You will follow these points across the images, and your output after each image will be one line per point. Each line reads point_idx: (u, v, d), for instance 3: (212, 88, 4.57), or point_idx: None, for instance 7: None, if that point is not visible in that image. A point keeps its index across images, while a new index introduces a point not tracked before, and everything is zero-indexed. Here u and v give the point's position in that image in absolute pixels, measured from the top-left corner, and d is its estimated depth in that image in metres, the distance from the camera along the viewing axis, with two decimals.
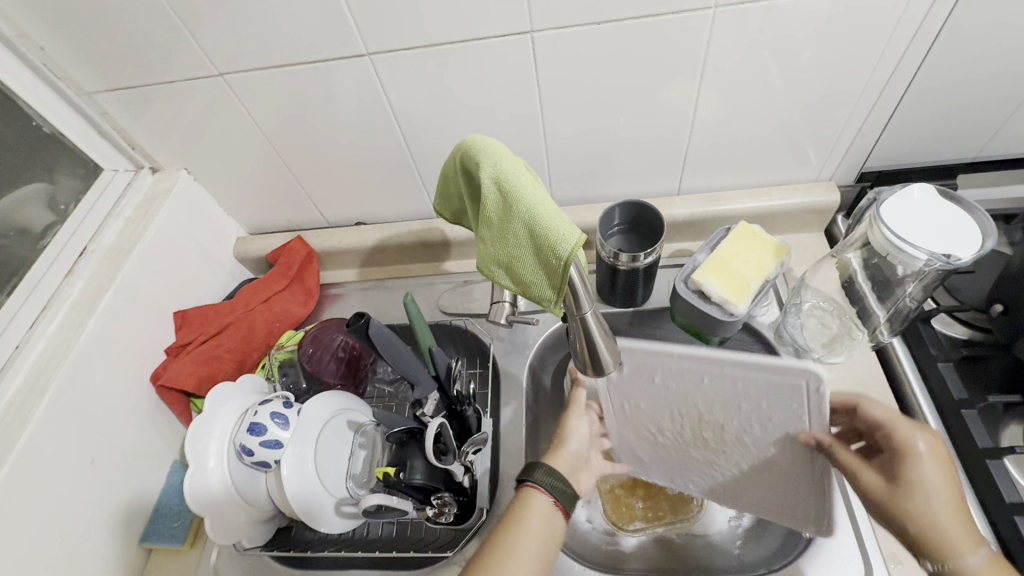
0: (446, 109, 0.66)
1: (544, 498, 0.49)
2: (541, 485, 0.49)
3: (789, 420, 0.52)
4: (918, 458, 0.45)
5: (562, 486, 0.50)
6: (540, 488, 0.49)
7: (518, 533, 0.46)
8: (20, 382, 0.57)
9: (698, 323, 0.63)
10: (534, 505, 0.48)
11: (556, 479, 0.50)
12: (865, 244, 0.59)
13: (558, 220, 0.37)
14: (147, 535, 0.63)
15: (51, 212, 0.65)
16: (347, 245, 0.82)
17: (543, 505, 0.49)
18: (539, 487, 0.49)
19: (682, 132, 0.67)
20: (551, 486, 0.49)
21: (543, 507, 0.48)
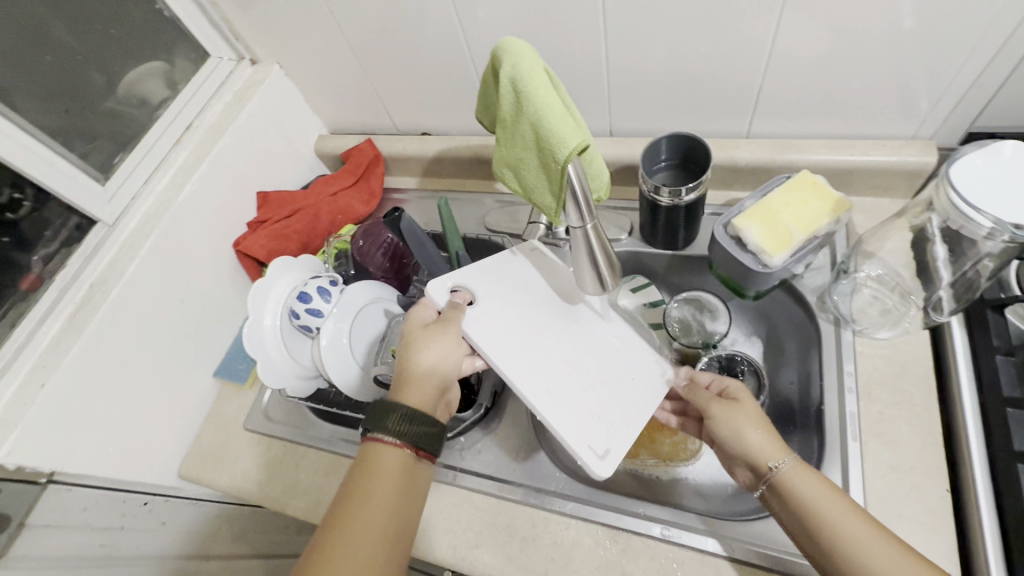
0: (509, 23, 0.65)
1: (391, 453, 0.48)
2: (388, 437, 0.48)
3: (607, 432, 0.52)
4: (741, 396, 0.51)
5: (420, 433, 0.48)
6: (387, 441, 0.48)
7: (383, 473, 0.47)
8: (134, 227, 0.68)
9: (735, 274, 0.61)
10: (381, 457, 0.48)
11: (407, 423, 0.48)
12: (928, 207, 0.54)
13: (563, 124, 0.38)
14: (220, 369, 0.77)
15: (168, 88, 0.76)
16: (409, 152, 0.86)
17: (390, 454, 0.48)
18: (387, 434, 0.48)
19: (759, 65, 0.61)
20: (399, 437, 0.48)
21: (395, 460, 0.48)
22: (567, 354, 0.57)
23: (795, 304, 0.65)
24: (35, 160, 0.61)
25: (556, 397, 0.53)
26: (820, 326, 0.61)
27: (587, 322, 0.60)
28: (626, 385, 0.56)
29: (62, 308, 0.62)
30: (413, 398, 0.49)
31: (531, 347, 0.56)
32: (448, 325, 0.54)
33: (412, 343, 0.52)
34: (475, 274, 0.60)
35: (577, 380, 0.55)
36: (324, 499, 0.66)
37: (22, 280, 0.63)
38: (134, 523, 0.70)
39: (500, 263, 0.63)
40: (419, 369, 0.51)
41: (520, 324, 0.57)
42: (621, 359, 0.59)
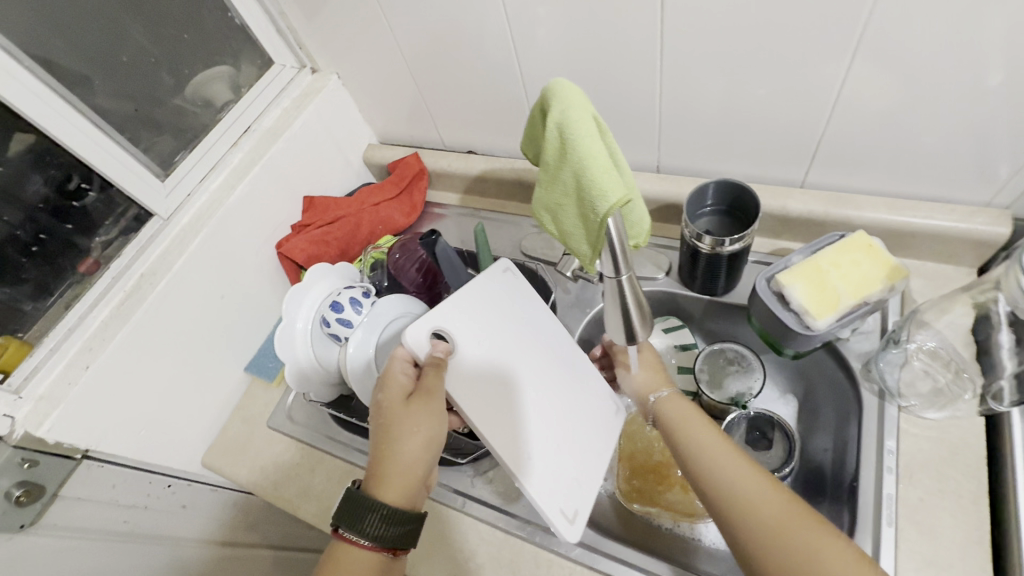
0: (565, 54, 0.64)
1: (365, 551, 0.47)
2: (364, 537, 0.46)
3: (577, 495, 0.52)
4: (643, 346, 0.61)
5: (398, 528, 0.47)
6: (361, 541, 0.46)
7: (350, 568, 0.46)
8: (186, 221, 0.71)
9: (774, 331, 0.58)
10: (354, 554, 0.47)
11: (387, 526, 0.47)
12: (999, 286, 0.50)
13: (604, 175, 0.37)
14: (250, 365, 0.80)
15: (232, 91, 0.79)
16: (454, 169, 0.87)
17: (363, 555, 0.47)
18: (363, 537, 0.46)
19: (821, 115, 0.58)
20: (377, 536, 0.47)
21: (373, 557, 0.47)
22: (548, 406, 0.54)
23: (838, 367, 0.61)
24: (105, 154, 0.64)
25: (536, 457, 0.51)
26: (862, 397, 0.58)
27: (563, 368, 0.57)
28: (590, 430, 0.56)
29: (112, 294, 0.65)
30: (393, 493, 0.48)
31: (508, 403, 0.52)
32: (424, 394, 0.50)
33: (392, 424, 0.50)
34: (455, 310, 0.54)
35: (552, 443, 0.53)
36: (334, 507, 0.67)
37: (80, 264, 0.67)
38: (156, 504, 0.73)
39: (484, 289, 0.56)
40: (399, 458, 0.49)
41: (498, 373, 0.53)
42: (589, 411, 0.57)
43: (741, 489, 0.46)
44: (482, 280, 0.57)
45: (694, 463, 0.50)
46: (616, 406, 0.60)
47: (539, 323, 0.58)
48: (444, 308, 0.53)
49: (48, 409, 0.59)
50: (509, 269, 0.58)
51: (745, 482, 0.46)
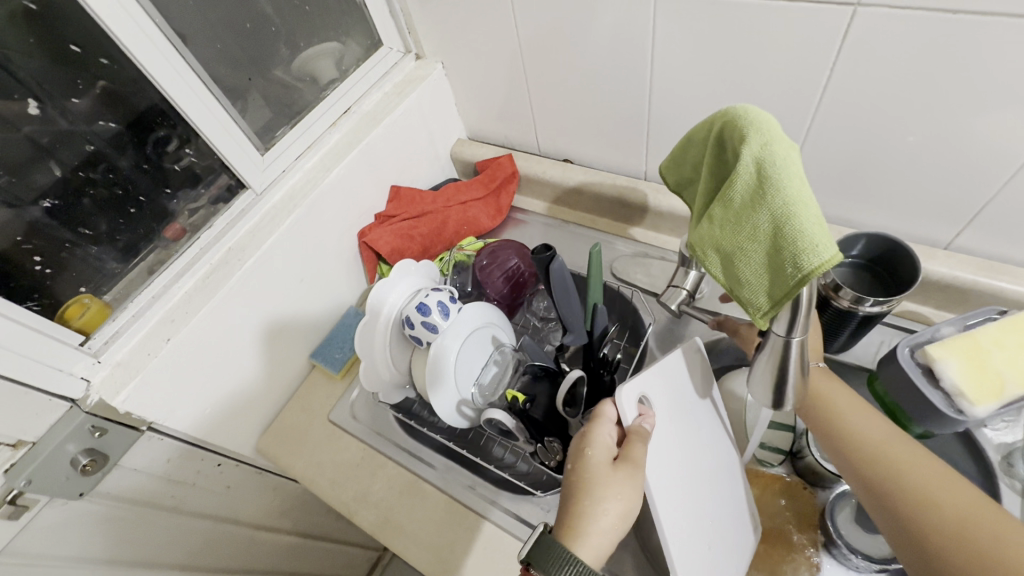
0: (707, 75, 0.60)
1: None
2: None
3: None
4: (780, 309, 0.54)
5: None
6: None
7: None
8: (278, 200, 0.69)
9: (906, 405, 0.52)
10: None
11: None
12: None
13: (816, 226, 0.32)
14: (316, 353, 0.77)
15: (336, 69, 0.76)
16: (547, 177, 0.83)
17: None
18: None
19: (994, 178, 0.52)
20: None
21: None
22: (708, 506, 0.51)
23: (968, 456, 0.56)
24: (214, 121, 0.61)
25: (693, 556, 0.47)
26: (1001, 492, 0.52)
27: (723, 474, 0.54)
28: (734, 541, 0.53)
29: (199, 266, 0.63)
30: (595, 555, 0.43)
31: (675, 491, 0.48)
32: (631, 463, 0.45)
33: (596, 481, 0.45)
34: (658, 377, 0.51)
35: (707, 549, 0.49)
36: (393, 518, 0.64)
37: (166, 229, 0.64)
38: (204, 482, 0.71)
39: (680, 370, 0.54)
40: (600, 518, 0.44)
41: (673, 457, 0.49)
42: (734, 524, 0.53)
43: (922, 482, 0.41)
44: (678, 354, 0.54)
45: (854, 454, 0.45)
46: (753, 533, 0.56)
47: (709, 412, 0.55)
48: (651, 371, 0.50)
49: (125, 378, 0.57)
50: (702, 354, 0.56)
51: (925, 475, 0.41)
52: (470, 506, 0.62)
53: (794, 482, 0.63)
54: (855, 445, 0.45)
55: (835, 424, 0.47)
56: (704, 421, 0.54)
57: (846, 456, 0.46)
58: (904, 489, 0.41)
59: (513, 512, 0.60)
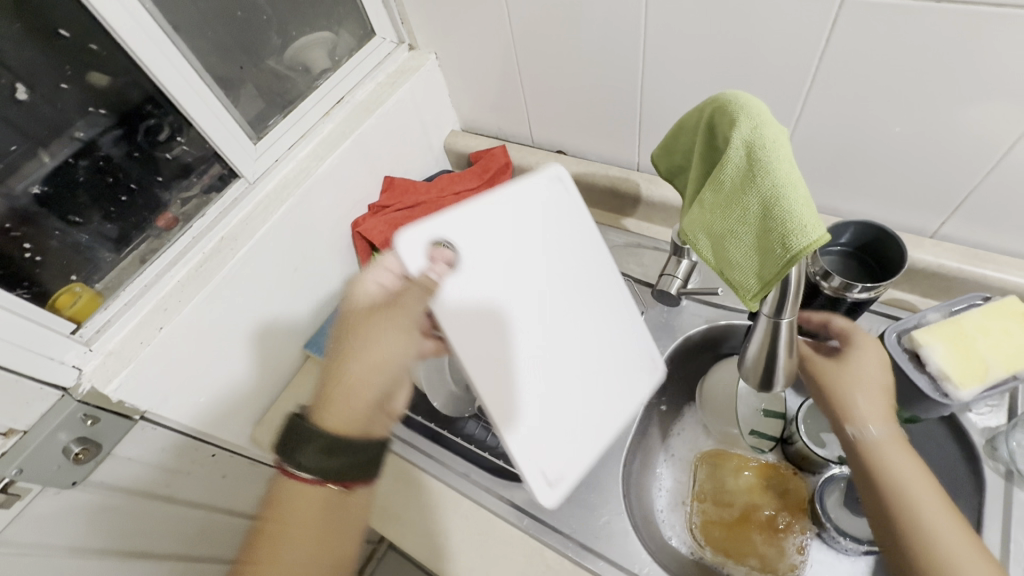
0: (698, 68, 0.60)
1: (309, 484, 0.48)
2: (305, 465, 0.48)
3: (569, 467, 0.52)
4: (870, 357, 0.52)
5: (338, 469, 0.48)
6: (304, 469, 0.48)
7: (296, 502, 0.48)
8: (271, 189, 0.69)
9: (894, 390, 0.53)
10: (299, 483, 0.49)
11: (327, 461, 0.48)
12: None
13: (804, 207, 0.32)
14: (311, 344, 0.78)
15: (329, 59, 0.76)
16: (540, 168, 0.83)
17: (307, 486, 0.49)
18: (302, 467, 0.48)
19: (979, 167, 0.53)
20: (319, 470, 0.48)
21: (318, 493, 0.49)
22: (545, 344, 0.51)
23: (952, 440, 0.57)
24: (206, 109, 0.61)
25: (520, 396, 0.49)
26: (984, 475, 0.53)
27: (586, 311, 0.55)
28: (617, 378, 0.57)
29: (191, 255, 0.63)
30: (345, 415, 0.49)
31: (495, 336, 0.48)
32: (393, 309, 0.48)
33: (362, 331, 0.49)
34: (458, 216, 0.47)
35: (528, 375, 0.50)
36: (385, 504, 0.63)
37: (158, 218, 0.64)
38: (197, 472, 0.71)
39: (505, 205, 0.50)
40: (349, 376, 0.49)
41: (496, 296, 0.48)
42: (602, 355, 0.56)
43: (958, 551, 0.41)
44: (506, 189, 0.50)
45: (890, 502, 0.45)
46: (654, 365, 0.61)
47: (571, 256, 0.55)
48: (443, 213, 0.46)
49: (117, 366, 0.57)
50: (558, 178, 0.54)
51: (960, 542, 0.41)
52: (465, 493, 0.62)
53: (784, 467, 0.64)
54: (899, 497, 0.45)
55: (878, 473, 0.46)
56: (558, 260, 0.53)
57: (880, 503, 0.46)
58: (922, 555, 0.42)
59: (505, 497, 0.60)
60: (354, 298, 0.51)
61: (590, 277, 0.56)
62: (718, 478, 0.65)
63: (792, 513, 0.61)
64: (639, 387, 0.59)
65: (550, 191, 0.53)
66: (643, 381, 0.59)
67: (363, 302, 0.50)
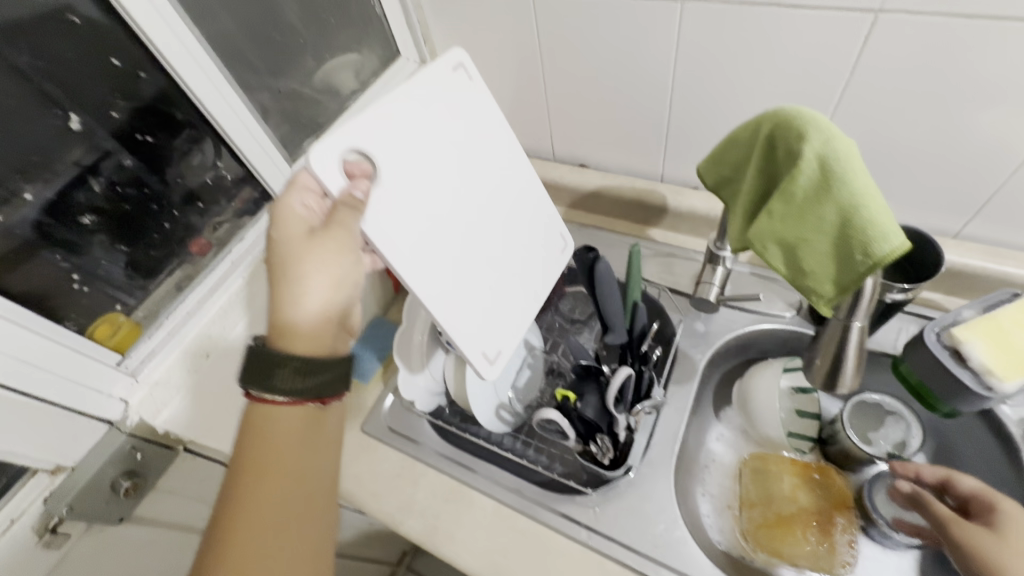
0: (726, 85, 0.63)
1: (278, 410, 0.42)
2: (275, 393, 0.42)
3: (501, 341, 0.53)
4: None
5: (312, 386, 0.43)
6: (273, 398, 0.42)
7: (260, 446, 0.42)
8: None
9: (934, 385, 0.55)
10: (269, 419, 0.42)
11: (300, 380, 0.42)
12: None
13: (884, 216, 0.34)
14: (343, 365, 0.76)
15: (356, 80, 0.77)
16: (565, 182, 0.84)
17: (284, 414, 0.43)
18: (277, 395, 0.42)
19: (1002, 171, 0.56)
20: (289, 393, 0.42)
21: (290, 416, 0.43)
22: (474, 242, 0.50)
23: (991, 433, 0.59)
24: (246, 133, 0.61)
25: (456, 293, 0.49)
26: None
27: (499, 199, 0.53)
28: (539, 264, 0.58)
29: (232, 281, 0.62)
30: (303, 334, 0.44)
31: (439, 236, 0.47)
32: (327, 230, 0.43)
33: (292, 254, 0.44)
34: (372, 122, 0.43)
35: (468, 272, 0.50)
36: (441, 525, 0.63)
37: (191, 244, 0.63)
38: None
39: (415, 99, 0.46)
40: (304, 300, 0.44)
41: (417, 198, 0.46)
42: (515, 240, 0.55)
43: None
44: (410, 85, 0.46)
45: None
46: (564, 243, 0.61)
47: (468, 137, 0.50)
48: (361, 119, 0.42)
49: (165, 397, 0.56)
50: (461, 65, 0.50)
51: None
52: (521, 510, 0.62)
53: (824, 465, 0.66)
54: None
55: None
56: (461, 140, 0.50)
57: None
58: None
59: (563, 512, 0.61)
60: (280, 226, 0.45)
61: (510, 174, 0.54)
62: (763, 481, 0.66)
63: (840, 512, 0.63)
64: (551, 268, 0.59)
65: (451, 78, 0.49)
66: (551, 263, 0.59)
67: (296, 231, 0.45)
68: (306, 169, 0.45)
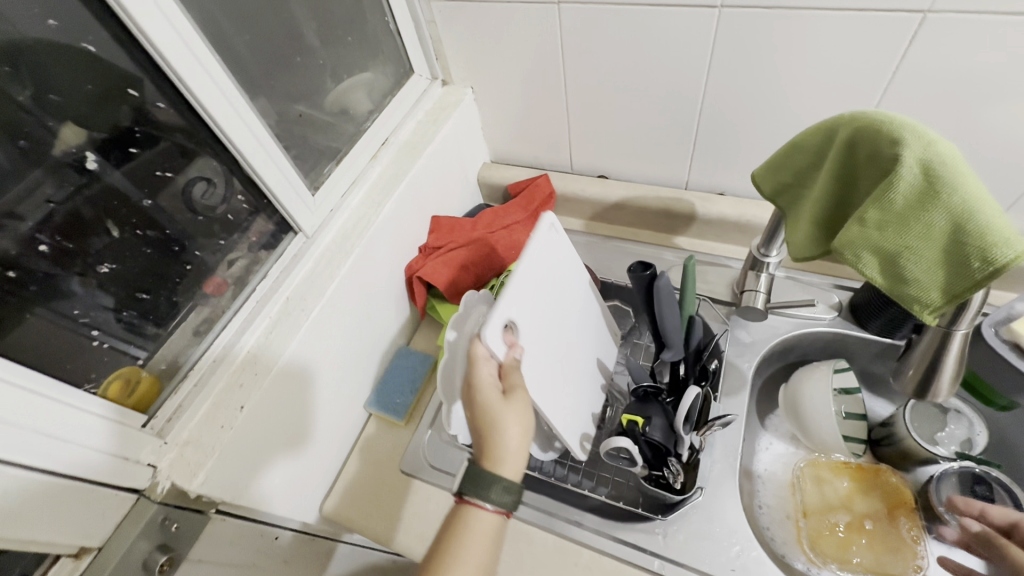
0: (761, 91, 0.62)
1: (485, 515, 0.44)
2: (487, 502, 0.43)
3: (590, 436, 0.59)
4: None
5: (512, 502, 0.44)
6: (484, 504, 0.43)
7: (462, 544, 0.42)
8: (330, 241, 0.64)
9: (997, 380, 0.58)
10: (476, 522, 0.43)
11: (508, 495, 0.43)
12: None
13: (1001, 220, 0.33)
14: (373, 401, 0.72)
15: (370, 100, 0.74)
16: (586, 194, 0.82)
17: (486, 519, 0.44)
18: (486, 504, 0.43)
19: None
20: (498, 505, 0.43)
21: (490, 523, 0.44)
22: (579, 357, 0.60)
23: None
24: (268, 162, 0.56)
25: (569, 406, 0.56)
26: None
27: (586, 314, 0.62)
28: (609, 354, 0.67)
29: (259, 322, 0.57)
30: (512, 469, 0.44)
31: (563, 361, 0.56)
32: (516, 392, 0.46)
33: (492, 418, 0.45)
34: (514, 296, 0.49)
35: (570, 386, 0.57)
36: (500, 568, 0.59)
37: (207, 284, 0.58)
38: None
39: (539, 261, 0.54)
40: (503, 433, 0.45)
41: (551, 342, 0.55)
42: (594, 343, 0.63)
43: None
44: (527, 256, 0.52)
45: None
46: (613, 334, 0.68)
47: (563, 272, 0.58)
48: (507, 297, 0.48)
49: (199, 459, 0.49)
50: (554, 225, 0.57)
51: None
52: (584, 542, 0.59)
53: (881, 466, 0.65)
54: None
55: None
56: (564, 281, 0.58)
57: None
58: None
59: (628, 540, 0.58)
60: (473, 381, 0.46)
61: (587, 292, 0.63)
62: (819, 489, 0.65)
63: (901, 513, 0.62)
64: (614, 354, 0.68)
65: (548, 235, 0.56)
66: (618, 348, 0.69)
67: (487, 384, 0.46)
68: (478, 342, 0.47)
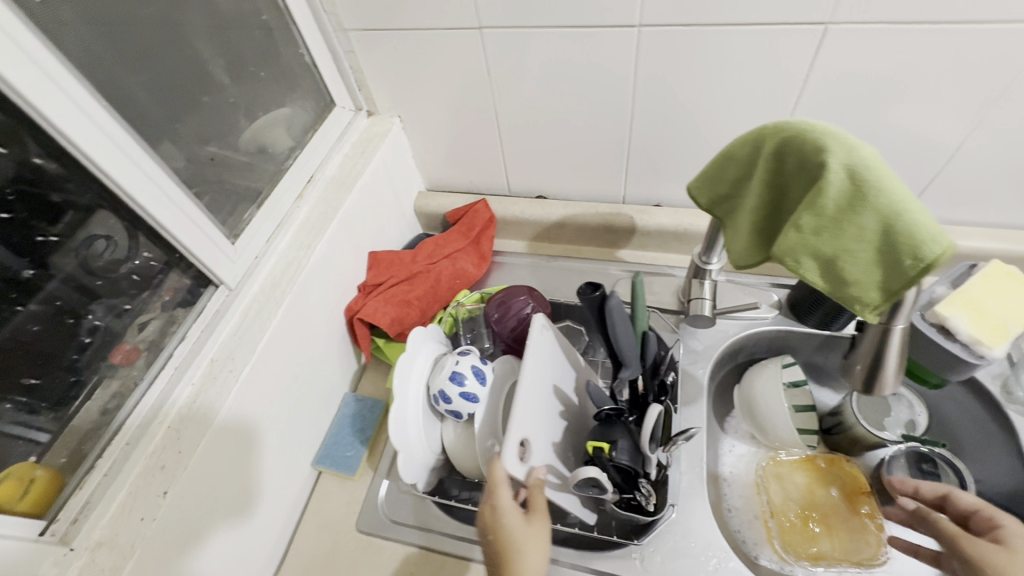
0: (687, 104, 0.64)
1: None
2: None
3: None
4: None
5: None
6: None
7: None
8: (257, 291, 0.59)
9: (929, 362, 0.59)
10: None
11: None
12: None
13: (925, 217, 0.34)
14: (321, 458, 0.66)
15: (290, 137, 0.69)
16: (526, 215, 0.81)
17: None
18: None
19: (938, 159, 0.61)
20: None
21: None
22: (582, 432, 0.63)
23: (970, 395, 0.63)
24: (178, 214, 0.51)
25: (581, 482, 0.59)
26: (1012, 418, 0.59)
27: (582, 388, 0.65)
28: None
29: (180, 392, 0.51)
30: None
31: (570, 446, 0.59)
32: (537, 512, 0.49)
33: (517, 540, 0.47)
34: (523, 413, 0.52)
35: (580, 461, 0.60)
36: None
37: (113, 354, 0.51)
38: None
39: (538, 365, 0.56)
40: (525, 555, 0.47)
41: (557, 434, 0.57)
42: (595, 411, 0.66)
43: None
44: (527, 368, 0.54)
45: None
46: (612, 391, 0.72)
47: (558, 362, 0.60)
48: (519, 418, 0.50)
49: (114, 563, 0.42)
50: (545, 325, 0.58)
51: None
52: None
53: (837, 455, 0.67)
54: None
55: None
56: (559, 368, 0.61)
57: None
58: None
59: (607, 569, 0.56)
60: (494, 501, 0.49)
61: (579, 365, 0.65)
62: (782, 486, 0.65)
63: (860, 500, 0.62)
64: None
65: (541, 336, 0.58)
66: None
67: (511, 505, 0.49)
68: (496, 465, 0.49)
